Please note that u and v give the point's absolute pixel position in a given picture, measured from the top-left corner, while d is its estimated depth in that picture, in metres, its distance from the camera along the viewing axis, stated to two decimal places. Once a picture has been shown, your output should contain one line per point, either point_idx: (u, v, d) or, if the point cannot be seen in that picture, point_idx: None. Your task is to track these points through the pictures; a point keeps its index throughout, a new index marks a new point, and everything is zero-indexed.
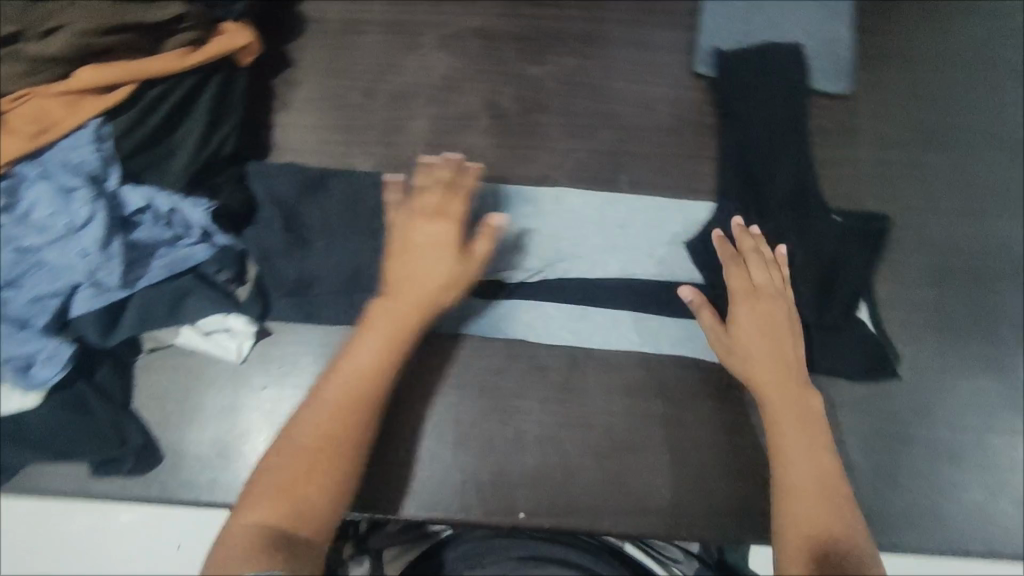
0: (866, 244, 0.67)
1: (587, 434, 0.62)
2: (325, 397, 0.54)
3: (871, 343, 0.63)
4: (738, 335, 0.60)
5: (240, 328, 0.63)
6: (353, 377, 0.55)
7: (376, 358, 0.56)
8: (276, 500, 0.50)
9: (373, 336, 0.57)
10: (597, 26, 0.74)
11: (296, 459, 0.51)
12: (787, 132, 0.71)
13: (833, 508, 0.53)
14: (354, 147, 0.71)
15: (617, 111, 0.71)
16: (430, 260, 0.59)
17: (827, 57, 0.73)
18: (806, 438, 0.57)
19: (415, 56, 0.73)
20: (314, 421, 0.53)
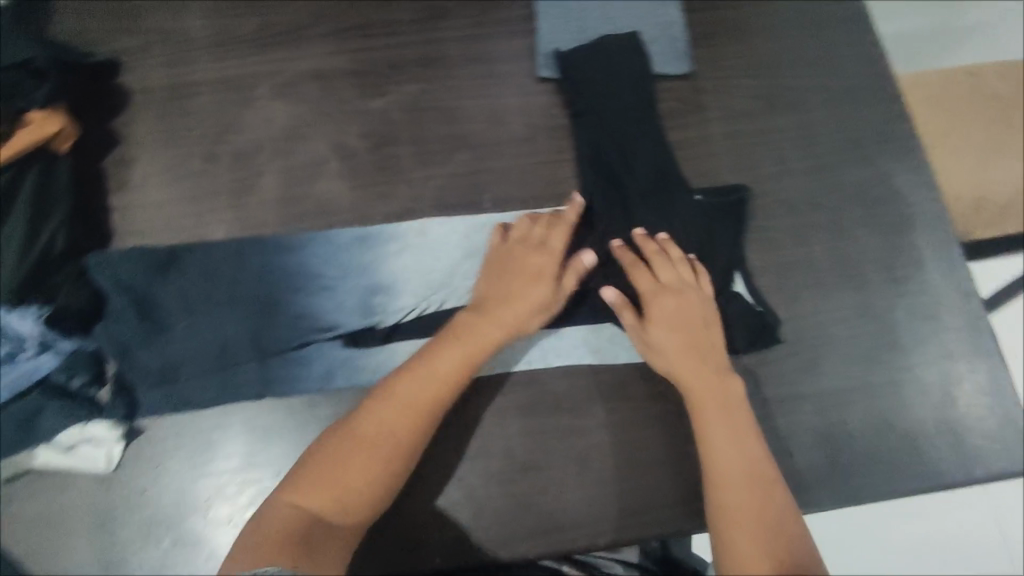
0: (729, 217, 0.68)
1: (489, 463, 0.61)
2: (397, 398, 0.56)
3: (750, 313, 0.64)
4: (653, 335, 0.62)
5: (104, 434, 0.58)
6: (431, 384, 0.57)
7: (450, 369, 0.58)
8: (323, 487, 0.53)
9: (450, 345, 0.59)
10: (434, 50, 0.73)
11: (359, 456, 0.54)
12: (639, 120, 0.71)
13: (758, 489, 0.55)
14: (201, 215, 0.66)
15: (469, 131, 0.70)
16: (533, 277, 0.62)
17: (663, 39, 0.74)
18: (733, 424, 0.58)
19: (252, 110, 0.70)
20: (385, 423, 0.55)
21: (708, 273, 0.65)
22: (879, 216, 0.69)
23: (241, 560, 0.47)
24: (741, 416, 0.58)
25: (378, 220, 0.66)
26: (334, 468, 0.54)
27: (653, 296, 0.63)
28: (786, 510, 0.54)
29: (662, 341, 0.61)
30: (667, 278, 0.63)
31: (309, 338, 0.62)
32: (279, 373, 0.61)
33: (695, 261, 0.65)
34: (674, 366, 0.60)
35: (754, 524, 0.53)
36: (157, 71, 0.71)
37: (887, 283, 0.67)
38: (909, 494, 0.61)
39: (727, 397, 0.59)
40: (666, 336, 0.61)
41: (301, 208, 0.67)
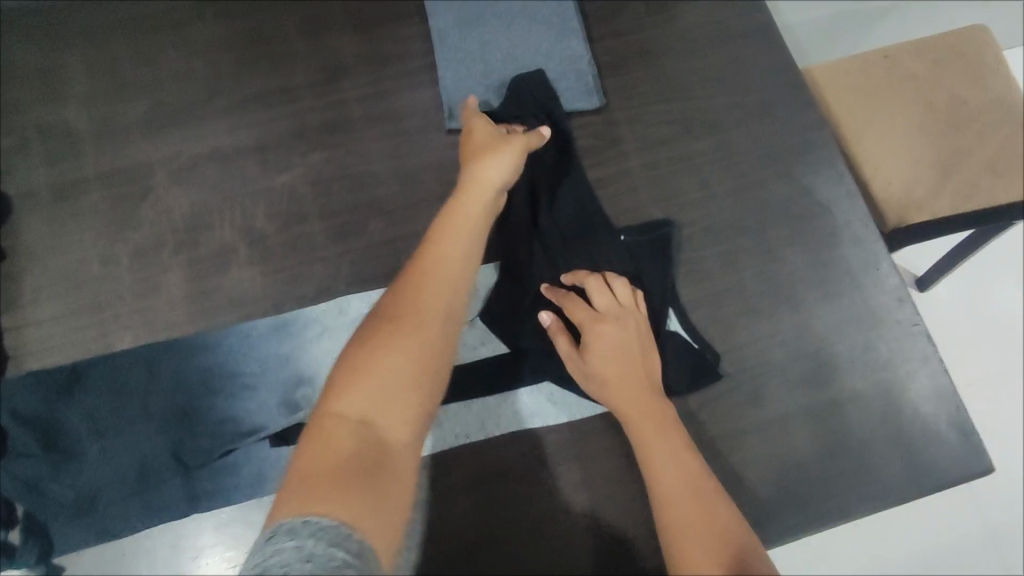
0: (657, 254, 0.66)
1: (440, 548, 0.58)
2: (414, 289, 0.51)
3: (688, 352, 0.63)
4: (591, 365, 0.59)
5: None
6: (445, 263, 0.53)
7: (460, 256, 0.54)
8: (367, 391, 0.45)
9: (450, 237, 0.55)
10: (336, 113, 0.70)
11: (395, 351, 0.47)
12: (556, 162, 0.69)
13: (703, 506, 0.49)
14: (103, 322, 0.62)
15: (381, 195, 0.67)
16: (509, 158, 0.62)
17: (571, 74, 0.72)
18: (672, 444, 0.54)
19: (148, 202, 0.66)
20: (413, 313, 0.49)
21: (644, 295, 0.64)
22: (806, 231, 0.69)
23: (290, 501, 0.37)
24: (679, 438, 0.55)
25: (295, 303, 0.63)
26: (370, 370, 0.45)
27: (588, 325, 0.60)
28: (735, 524, 0.48)
29: (601, 367, 0.59)
30: (602, 305, 0.61)
31: (232, 445, 0.59)
32: (206, 486, 0.58)
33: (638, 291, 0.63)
34: (614, 390, 0.58)
35: (700, 541, 0.46)
36: (40, 172, 0.66)
37: (821, 300, 0.66)
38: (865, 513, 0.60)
39: (664, 417, 0.56)
40: (606, 366, 0.59)
41: (211, 303, 0.63)
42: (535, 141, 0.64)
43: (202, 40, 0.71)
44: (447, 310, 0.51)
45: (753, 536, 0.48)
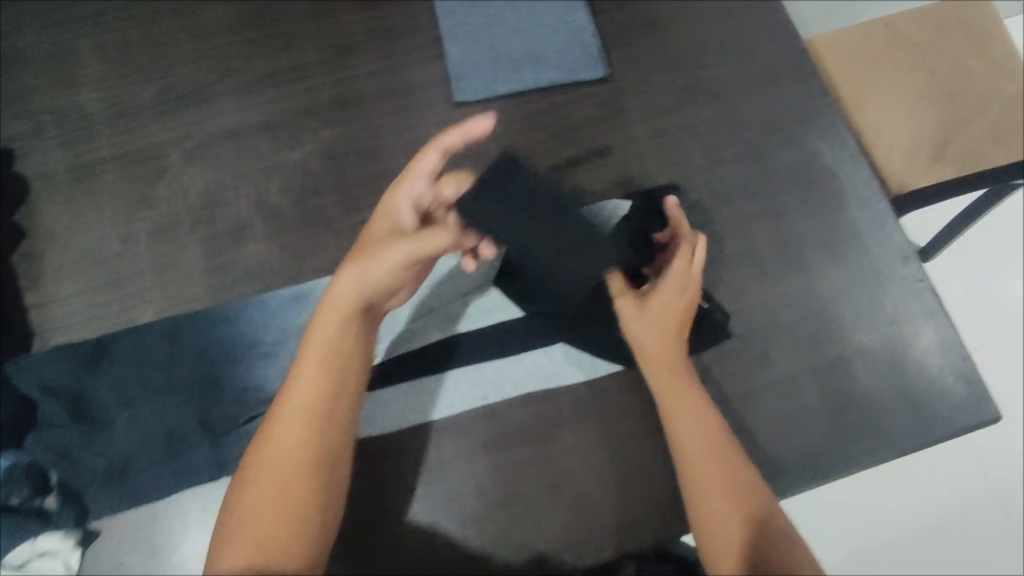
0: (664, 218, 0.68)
1: (462, 506, 0.60)
2: (284, 413, 0.57)
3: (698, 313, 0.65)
4: (659, 301, 0.62)
5: (58, 546, 0.57)
6: (306, 395, 0.57)
7: (323, 371, 0.57)
8: (253, 530, 0.53)
9: (313, 355, 0.58)
10: (345, 89, 0.71)
11: (265, 482, 0.54)
12: (564, 132, 0.70)
13: (729, 471, 0.57)
14: (127, 298, 0.63)
15: (393, 168, 0.68)
16: (373, 272, 0.58)
17: (576, 46, 0.73)
18: (706, 412, 0.59)
19: (164, 180, 0.67)
20: (281, 441, 0.56)
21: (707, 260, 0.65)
22: (811, 194, 0.70)
23: None
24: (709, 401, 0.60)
25: (313, 274, 0.64)
26: (246, 498, 0.54)
27: (669, 272, 0.62)
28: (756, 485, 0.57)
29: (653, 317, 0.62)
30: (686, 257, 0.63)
31: (257, 413, 0.61)
32: (234, 452, 0.60)
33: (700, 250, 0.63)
34: (671, 329, 0.62)
35: (723, 505, 0.56)
36: (57, 153, 0.67)
37: (828, 261, 0.67)
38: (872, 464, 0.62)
39: (696, 382, 0.61)
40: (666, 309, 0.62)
41: (229, 277, 0.64)
42: (439, 248, 0.60)
43: (210, 20, 0.72)
44: (314, 430, 0.56)
45: (766, 496, 0.57)
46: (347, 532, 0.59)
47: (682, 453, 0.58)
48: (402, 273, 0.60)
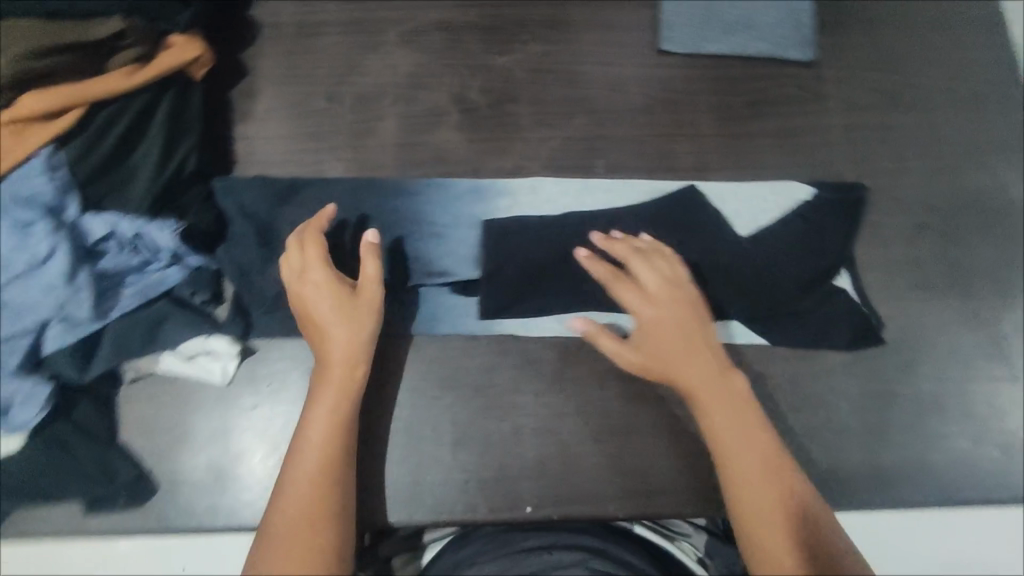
0: (844, 213, 0.68)
1: (586, 421, 0.62)
2: (291, 482, 0.52)
3: (857, 313, 0.65)
4: (638, 332, 0.59)
5: (223, 348, 0.61)
6: (320, 435, 0.54)
7: (334, 422, 0.55)
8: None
9: (323, 407, 0.55)
10: (559, 11, 0.73)
11: (283, 537, 0.49)
12: (758, 105, 0.71)
13: (775, 481, 0.53)
14: (322, 152, 0.68)
15: (589, 97, 0.71)
16: (347, 322, 0.57)
17: (791, 25, 0.72)
18: (726, 407, 0.56)
19: (377, 55, 0.71)
20: (295, 495, 0.51)
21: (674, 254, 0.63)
22: (994, 226, 0.69)
23: None
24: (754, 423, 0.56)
25: (492, 174, 0.68)
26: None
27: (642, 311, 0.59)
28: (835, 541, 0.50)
29: (674, 364, 0.58)
30: (650, 287, 0.60)
31: (420, 282, 0.64)
32: (389, 312, 0.63)
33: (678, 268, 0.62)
34: (674, 370, 0.58)
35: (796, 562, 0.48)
36: (287, 5, 0.72)
37: (991, 297, 0.67)
38: (989, 499, 0.63)
39: (715, 382, 0.57)
40: (651, 342, 0.59)
41: (417, 156, 0.68)
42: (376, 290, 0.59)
43: None
44: (327, 475, 0.53)
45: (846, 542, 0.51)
46: (474, 419, 0.61)
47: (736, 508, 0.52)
48: (368, 317, 0.58)
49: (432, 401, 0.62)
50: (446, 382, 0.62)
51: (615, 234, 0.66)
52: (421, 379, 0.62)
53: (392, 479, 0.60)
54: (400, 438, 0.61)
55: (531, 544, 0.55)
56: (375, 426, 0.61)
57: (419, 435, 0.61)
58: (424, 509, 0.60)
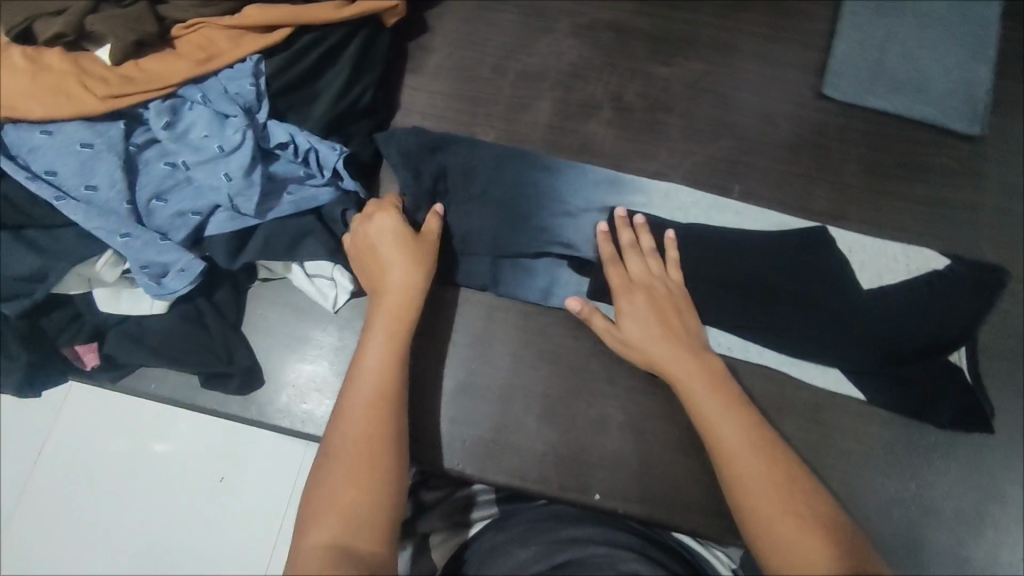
0: (977, 291, 0.66)
1: (670, 429, 0.63)
2: (346, 409, 0.54)
3: (964, 391, 0.64)
4: (623, 308, 0.62)
5: (343, 281, 0.64)
6: (377, 362, 0.56)
7: (389, 350, 0.57)
8: (337, 489, 0.50)
9: (380, 338, 0.57)
10: (727, 36, 0.75)
11: (340, 455, 0.52)
12: (909, 167, 0.70)
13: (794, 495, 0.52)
14: (478, 117, 0.72)
15: (740, 123, 0.72)
16: (404, 262, 0.60)
17: (961, 98, 0.71)
18: (722, 404, 0.57)
19: (546, 39, 0.75)
20: (349, 418, 0.54)
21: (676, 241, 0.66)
22: None
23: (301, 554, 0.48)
24: (759, 431, 0.56)
25: (631, 172, 0.70)
26: (326, 490, 0.50)
27: (621, 292, 0.63)
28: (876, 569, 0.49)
29: (656, 350, 0.60)
30: (637, 273, 0.64)
31: (545, 250, 0.66)
32: (508, 276, 0.67)
33: (673, 248, 0.65)
34: (659, 351, 0.60)
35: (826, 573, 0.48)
36: None
37: None
38: None
39: (702, 372, 0.59)
40: (635, 325, 0.61)
41: (565, 141, 0.71)
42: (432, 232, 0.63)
43: None
44: (383, 399, 0.54)
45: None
46: (565, 398, 0.64)
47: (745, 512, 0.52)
48: (425, 257, 0.61)
49: (528, 371, 0.65)
50: (544, 355, 0.65)
51: (736, 257, 0.67)
52: (523, 347, 0.65)
53: (477, 433, 0.63)
54: (493, 396, 0.64)
55: (577, 533, 0.56)
56: (471, 380, 0.65)
57: (510, 398, 0.64)
58: (500, 469, 0.62)
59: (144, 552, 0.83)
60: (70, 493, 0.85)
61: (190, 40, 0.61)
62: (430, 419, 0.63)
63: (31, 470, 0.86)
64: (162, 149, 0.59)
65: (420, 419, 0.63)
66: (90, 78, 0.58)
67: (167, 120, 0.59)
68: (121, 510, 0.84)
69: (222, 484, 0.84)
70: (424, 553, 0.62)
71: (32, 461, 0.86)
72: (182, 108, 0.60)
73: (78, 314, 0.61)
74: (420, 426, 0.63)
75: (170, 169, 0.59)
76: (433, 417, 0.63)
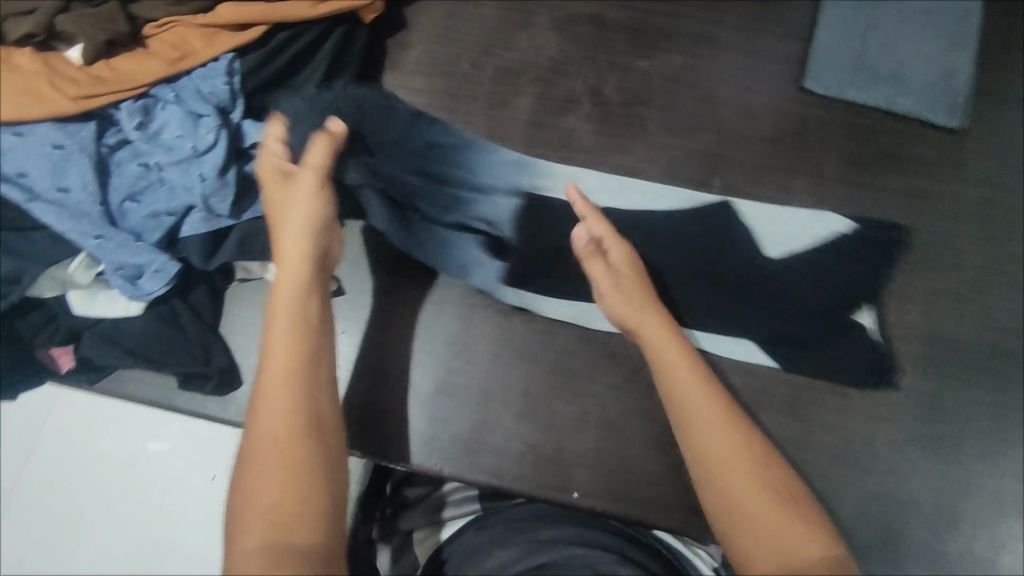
0: (879, 251, 0.67)
1: (649, 425, 0.63)
2: (259, 397, 0.50)
3: (873, 352, 0.64)
4: (616, 253, 0.63)
5: None
6: (282, 334, 0.53)
7: (293, 317, 0.54)
8: (260, 480, 0.46)
9: (284, 306, 0.54)
10: (708, 28, 0.74)
11: (259, 444, 0.48)
12: (890, 160, 0.70)
13: (758, 469, 0.51)
14: (456, 114, 0.71)
15: (720, 116, 0.71)
16: (301, 213, 0.57)
17: (942, 89, 0.71)
18: (686, 379, 0.56)
19: (526, 34, 0.74)
20: (261, 404, 0.50)
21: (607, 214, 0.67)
22: None
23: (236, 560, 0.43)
24: (714, 400, 0.55)
25: (611, 168, 0.70)
26: (250, 494, 0.45)
27: (613, 239, 0.63)
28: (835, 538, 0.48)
29: (646, 306, 0.60)
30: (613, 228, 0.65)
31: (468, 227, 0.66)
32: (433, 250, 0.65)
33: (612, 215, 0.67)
34: (634, 313, 0.60)
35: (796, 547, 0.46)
36: None
37: None
38: None
39: (667, 343, 0.58)
40: (628, 268, 0.62)
41: (544, 137, 0.71)
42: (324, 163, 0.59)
43: None
44: (293, 373, 0.51)
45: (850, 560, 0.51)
46: (544, 395, 0.64)
47: (721, 490, 0.50)
48: (322, 201, 0.58)
49: (507, 369, 0.64)
50: (523, 352, 0.65)
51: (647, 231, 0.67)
52: (501, 345, 0.65)
53: (454, 431, 0.63)
54: (471, 393, 0.64)
55: (549, 534, 0.61)
56: (450, 378, 0.64)
57: (488, 395, 0.64)
58: (477, 467, 0.62)
59: (139, 549, 0.84)
60: (67, 504, 0.84)
61: (163, 39, 0.60)
62: (409, 418, 0.63)
63: (18, 474, 0.85)
64: (134, 149, 0.59)
65: (398, 417, 0.63)
66: (60, 78, 0.57)
67: (139, 120, 0.59)
68: (120, 516, 0.84)
69: (214, 481, 0.83)
70: (407, 550, 0.64)
71: (19, 466, 0.85)
72: (155, 107, 0.60)
73: (53, 316, 0.61)
74: (399, 425, 0.63)
75: (143, 170, 0.59)
76: (411, 416, 0.63)
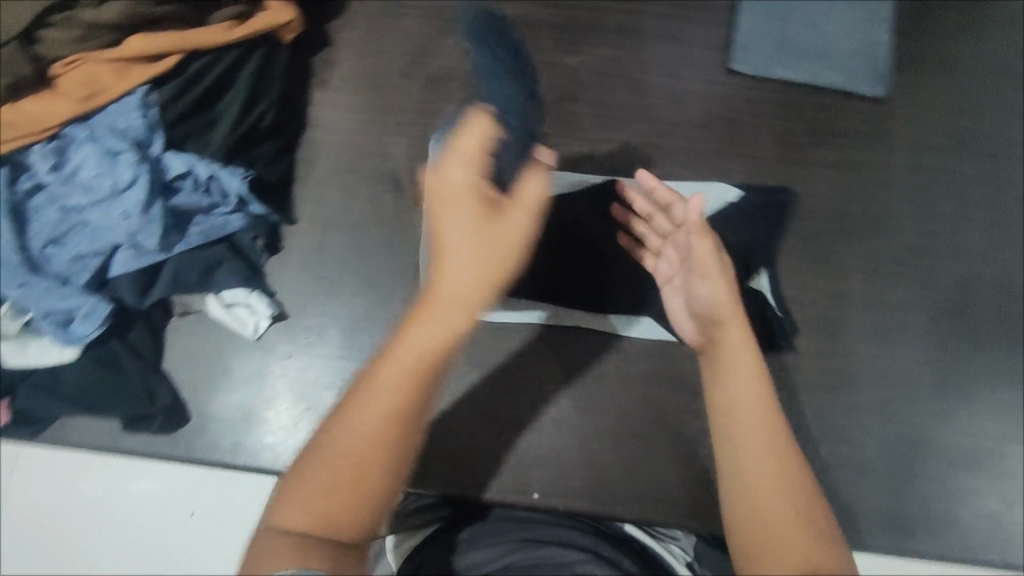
0: (768, 216, 0.68)
1: (600, 419, 0.65)
2: (363, 402, 0.42)
3: (767, 314, 0.66)
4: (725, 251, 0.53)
5: (261, 308, 0.64)
6: (413, 360, 0.42)
7: (427, 355, 0.43)
8: (321, 492, 0.40)
9: (429, 339, 0.43)
10: (634, 18, 0.74)
11: (338, 451, 0.41)
12: (820, 134, 0.71)
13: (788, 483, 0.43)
14: (387, 127, 0.71)
15: (651, 105, 0.72)
16: (481, 255, 0.44)
17: (865, 61, 0.72)
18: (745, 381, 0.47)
19: (452, 39, 0.73)
20: (368, 412, 0.42)
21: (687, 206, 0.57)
22: None
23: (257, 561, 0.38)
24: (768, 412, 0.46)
25: None
26: (299, 499, 0.40)
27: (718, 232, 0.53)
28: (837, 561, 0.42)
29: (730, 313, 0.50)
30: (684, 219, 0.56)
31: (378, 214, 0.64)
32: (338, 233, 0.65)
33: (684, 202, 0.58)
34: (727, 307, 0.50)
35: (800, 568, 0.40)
36: None
37: None
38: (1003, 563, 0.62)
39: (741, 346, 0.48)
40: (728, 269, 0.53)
41: None
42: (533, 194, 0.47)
43: None
44: (411, 408, 0.42)
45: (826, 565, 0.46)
46: (498, 402, 0.65)
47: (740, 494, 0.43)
48: (517, 237, 0.46)
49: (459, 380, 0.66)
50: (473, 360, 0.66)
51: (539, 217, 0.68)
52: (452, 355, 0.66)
53: None
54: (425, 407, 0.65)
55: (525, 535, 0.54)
56: None
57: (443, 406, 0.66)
58: (438, 478, 0.64)
59: None
60: None
61: (72, 77, 0.58)
62: None
63: None
64: (52, 193, 0.58)
65: None
66: None
67: (54, 161, 0.58)
68: None
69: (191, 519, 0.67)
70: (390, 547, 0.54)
71: None
72: (70, 148, 0.59)
73: None
74: None
75: (64, 214, 0.58)
76: None
